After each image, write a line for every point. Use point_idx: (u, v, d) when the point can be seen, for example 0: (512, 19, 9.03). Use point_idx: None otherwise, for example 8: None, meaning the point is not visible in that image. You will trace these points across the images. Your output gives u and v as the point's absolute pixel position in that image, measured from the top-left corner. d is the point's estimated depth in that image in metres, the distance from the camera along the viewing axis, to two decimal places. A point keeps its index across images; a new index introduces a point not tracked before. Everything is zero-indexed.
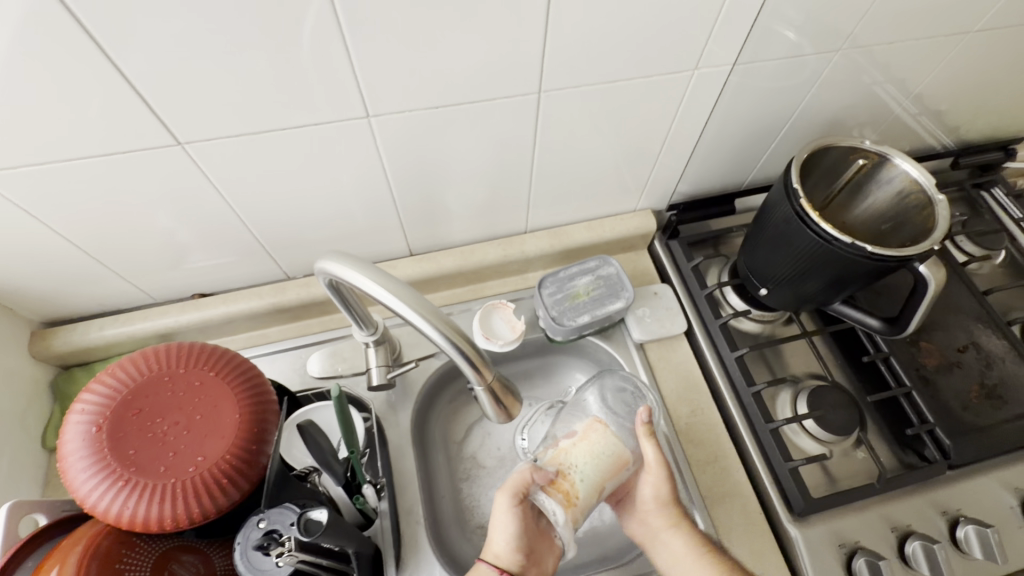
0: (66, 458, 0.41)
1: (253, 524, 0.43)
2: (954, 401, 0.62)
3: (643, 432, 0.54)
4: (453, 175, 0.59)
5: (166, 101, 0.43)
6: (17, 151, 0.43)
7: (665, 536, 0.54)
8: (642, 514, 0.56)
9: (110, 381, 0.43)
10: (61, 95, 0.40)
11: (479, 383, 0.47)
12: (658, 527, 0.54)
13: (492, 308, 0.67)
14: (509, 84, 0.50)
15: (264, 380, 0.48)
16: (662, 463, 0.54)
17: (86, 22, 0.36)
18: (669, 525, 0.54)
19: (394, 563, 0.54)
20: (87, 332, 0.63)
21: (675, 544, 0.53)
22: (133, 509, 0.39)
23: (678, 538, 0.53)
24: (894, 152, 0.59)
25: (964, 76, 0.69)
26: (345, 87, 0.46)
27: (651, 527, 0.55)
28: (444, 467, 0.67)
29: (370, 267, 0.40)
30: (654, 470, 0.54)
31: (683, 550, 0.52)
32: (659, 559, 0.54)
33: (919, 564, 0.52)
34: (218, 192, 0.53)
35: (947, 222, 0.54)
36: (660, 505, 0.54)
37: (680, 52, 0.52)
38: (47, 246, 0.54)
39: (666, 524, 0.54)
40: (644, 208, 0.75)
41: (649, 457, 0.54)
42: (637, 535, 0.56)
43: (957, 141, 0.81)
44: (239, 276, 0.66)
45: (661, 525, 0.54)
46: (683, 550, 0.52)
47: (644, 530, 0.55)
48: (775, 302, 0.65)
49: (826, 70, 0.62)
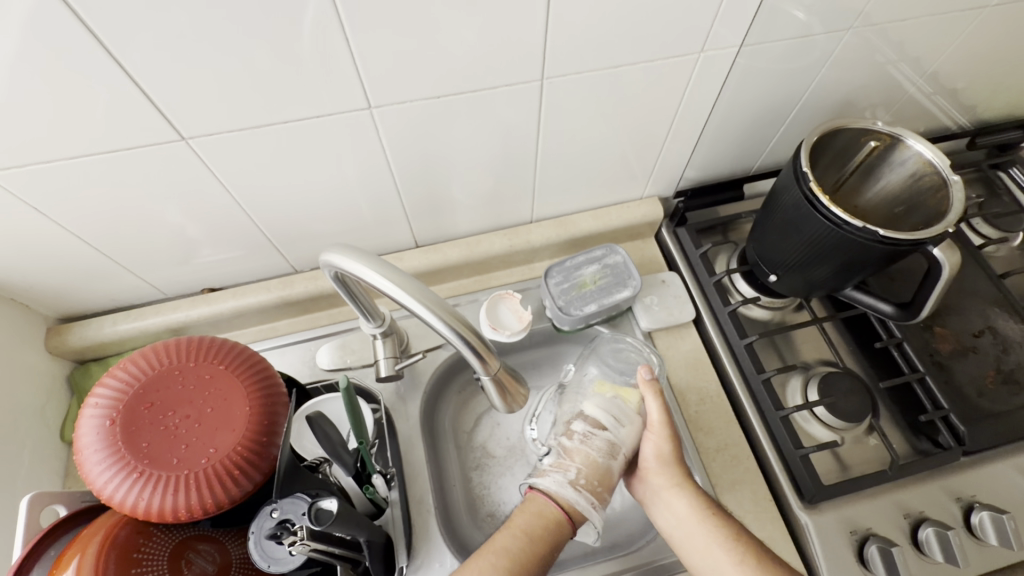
0: (81, 451, 0.41)
1: (265, 514, 0.43)
2: (969, 386, 0.61)
3: (647, 388, 0.56)
4: (457, 165, 0.59)
5: (170, 97, 0.43)
6: (27, 150, 0.44)
7: (665, 495, 0.53)
8: (642, 475, 0.56)
9: (122, 375, 0.44)
10: (65, 95, 0.41)
11: (486, 373, 0.47)
12: (658, 487, 0.54)
13: (498, 298, 0.67)
14: (511, 71, 0.49)
15: (274, 373, 0.49)
16: (665, 420, 0.55)
17: (88, 20, 0.36)
18: (671, 484, 0.53)
19: (404, 554, 0.55)
20: (101, 327, 0.64)
21: (680, 506, 0.52)
22: (148, 500, 0.40)
23: (681, 498, 0.52)
24: (907, 132, 0.58)
25: (982, 53, 0.67)
26: (345, 77, 0.45)
27: (652, 485, 0.55)
28: (453, 455, 0.68)
29: (373, 259, 0.41)
30: (657, 427, 0.55)
31: (685, 512, 0.51)
32: (661, 520, 0.53)
33: (932, 549, 0.52)
34: (224, 186, 0.53)
35: (962, 204, 0.53)
36: (661, 463, 0.54)
37: (687, 34, 0.51)
38: (58, 244, 0.55)
39: (668, 483, 0.53)
40: (650, 195, 0.74)
41: (653, 413, 0.55)
42: (641, 496, 0.56)
43: (974, 120, 0.79)
44: (248, 270, 0.67)
45: (662, 484, 0.54)
46: (686, 512, 0.51)
47: (645, 489, 0.56)
48: (784, 288, 0.65)
49: (839, 49, 0.60)
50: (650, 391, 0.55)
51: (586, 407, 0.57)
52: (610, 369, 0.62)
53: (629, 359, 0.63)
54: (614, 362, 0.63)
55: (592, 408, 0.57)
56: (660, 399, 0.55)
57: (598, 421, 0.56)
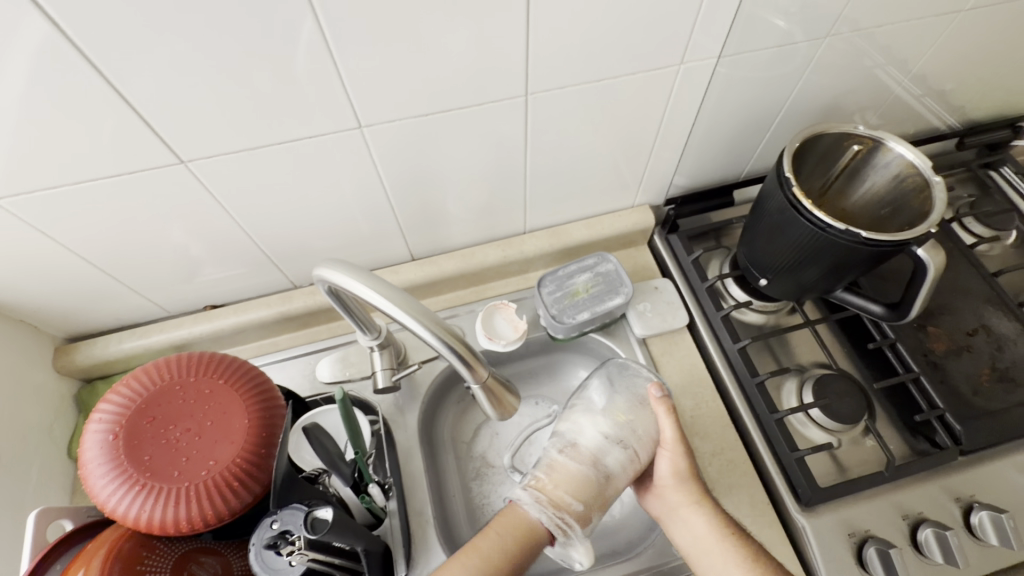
0: (85, 465, 0.43)
1: (265, 525, 0.43)
2: (964, 385, 0.61)
3: (659, 406, 0.54)
4: (450, 179, 0.61)
5: (169, 123, 0.45)
6: (31, 176, 0.46)
7: (683, 513, 0.53)
8: (659, 491, 0.56)
9: (125, 391, 0.45)
10: (66, 123, 0.42)
11: (475, 381, 0.48)
12: (676, 504, 0.54)
13: (494, 309, 0.68)
14: (497, 87, 0.51)
15: (272, 385, 0.50)
16: (679, 438, 0.54)
17: (90, 54, 0.39)
18: (690, 501, 0.53)
19: (403, 562, 0.55)
20: (107, 345, 0.66)
21: (699, 524, 0.52)
22: (150, 513, 0.41)
23: (698, 515, 0.52)
24: (888, 135, 0.59)
25: (965, 55, 0.68)
26: (335, 98, 0.47)
27: (669, 502, 0.54)
28: (453, 465, 0.68)
29: (363, 273, 0.42)
30: (670, 444, 0.54)
31: (704, 528, 0.52)
32: (678, 537, 0.53)
33: (932, 550, 0.52)
34: (223, 206, 0.55)
35: (944, 204, 0.53)
36: (678, 480, 0.54)
37: (666, 46, 0.52)
38: (65, 265, 0.56)
39: (686, 500, 0.53)
40: (642, 204, 0.75)
41: (666, 431, 0.54)
42: (656, 512, 0.56)
43: (962, 121, 0.79)
44: (248, 286, 0.69)
45: (680, 501, 0.53)
46: (704, 529, 0.51)
47: (661, 506, 0.56)
48: (775, 291, 0.65)
49: (820, 56, 0.61)
50: (665, 409, 0.54)
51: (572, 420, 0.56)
52: (610, 389, 0.58)
53: (638, 382, 0.59)
54: (619, 391, 0.57)
55: (575, 426, 0.56)
56: (673, 415, 0.54)
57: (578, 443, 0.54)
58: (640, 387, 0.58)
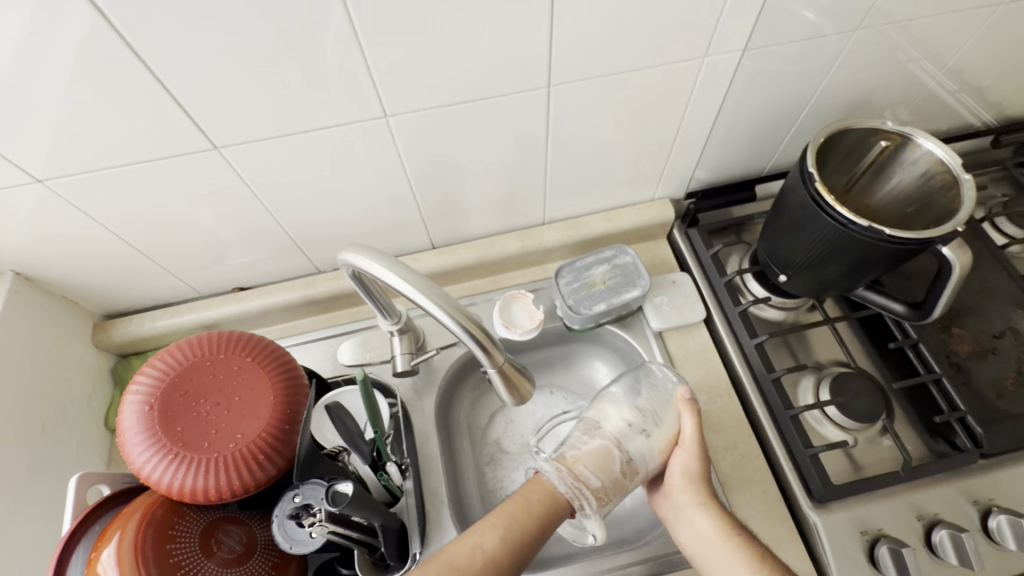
0: (123, 433, 0.45)
1: (289, 498, 0.46)
2: (988, 388, 0.59)
3: (686, 407, 0.55)
4: (470, 169, 0.62)
5: (205, 111, 0.47)
6: (76, 160, 0.48)
7: (690, 512, 0.53)
8: (666, 491, 0.56)
9: (160, 365, 0.48)
10: (109, 108, 0.45)
11: (492, 366, 0.49)
12: (682, 503, 0.54)
13: (511, 298, 0.69)
14: (521, 79, 0.51)
15: (297, 365, 0.52)
16: (698, 440, 0.55)
17: (133, 43, 0.41)
18: (695, 502, 0.53)
19: (417, 541, 0.57)
20: (141, 323, 0.69)
21: (701, 521, 0.52)
22: (182, 480, 0.43)
23: (703, 516, 0.52)
24: (918, 131, 0.57)
25: (1005, 48, 0.66)
26: (363, 88, 0.48)
27: (675, 502, 0.55)
28: (469, 450, 0.70)
29: (386, 257, 0.43)
30: (689, 445, 0.55)
31: (708, 529, 0.52)
32: (682, 533, 0.54)
33: (946, 552, 0.51)
34: (253, 192, 0.57)
35: (973, 202, 0.52)
36: (687, 479, 0.54)
37: (691, 38, 0.52)
38: (103, 245, 0.59)
39: (691, 501, 0.53)
40: (662, 197, 0.75)
41: (687, 431, 0.55)
42: (662, 513, 0.57)
43: (999, 117, 0.77)
44: (274, 270, 0.71)
45: (686, 501, 0.54)
46: (708, 528, 0.51)
47: (669, 506, 0.56)
48: (795, 288, 0.65)
49: (849, 49, 0.60)
50: (688, 410, 0.55)
51: (604, 410, 0.58)
52: (635, 389, 0.59)
53: (662, 388, 0.59)
54: (644, 389, 0.58)
55: (604, 415, 0.57)
56: (696, 418, 0.55)
57: (605, 429, 0.56)
58: (666, 390, 0.59)
